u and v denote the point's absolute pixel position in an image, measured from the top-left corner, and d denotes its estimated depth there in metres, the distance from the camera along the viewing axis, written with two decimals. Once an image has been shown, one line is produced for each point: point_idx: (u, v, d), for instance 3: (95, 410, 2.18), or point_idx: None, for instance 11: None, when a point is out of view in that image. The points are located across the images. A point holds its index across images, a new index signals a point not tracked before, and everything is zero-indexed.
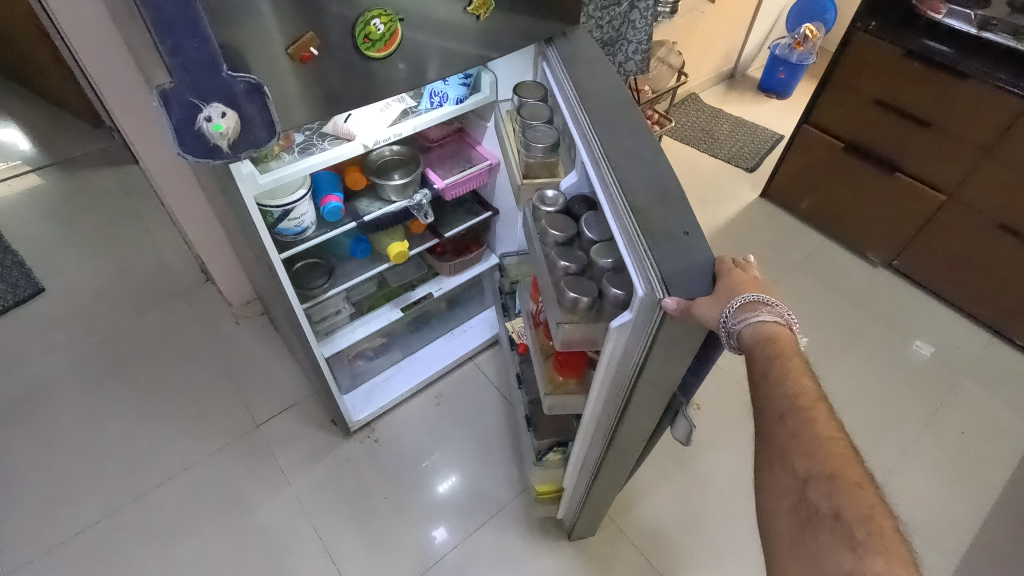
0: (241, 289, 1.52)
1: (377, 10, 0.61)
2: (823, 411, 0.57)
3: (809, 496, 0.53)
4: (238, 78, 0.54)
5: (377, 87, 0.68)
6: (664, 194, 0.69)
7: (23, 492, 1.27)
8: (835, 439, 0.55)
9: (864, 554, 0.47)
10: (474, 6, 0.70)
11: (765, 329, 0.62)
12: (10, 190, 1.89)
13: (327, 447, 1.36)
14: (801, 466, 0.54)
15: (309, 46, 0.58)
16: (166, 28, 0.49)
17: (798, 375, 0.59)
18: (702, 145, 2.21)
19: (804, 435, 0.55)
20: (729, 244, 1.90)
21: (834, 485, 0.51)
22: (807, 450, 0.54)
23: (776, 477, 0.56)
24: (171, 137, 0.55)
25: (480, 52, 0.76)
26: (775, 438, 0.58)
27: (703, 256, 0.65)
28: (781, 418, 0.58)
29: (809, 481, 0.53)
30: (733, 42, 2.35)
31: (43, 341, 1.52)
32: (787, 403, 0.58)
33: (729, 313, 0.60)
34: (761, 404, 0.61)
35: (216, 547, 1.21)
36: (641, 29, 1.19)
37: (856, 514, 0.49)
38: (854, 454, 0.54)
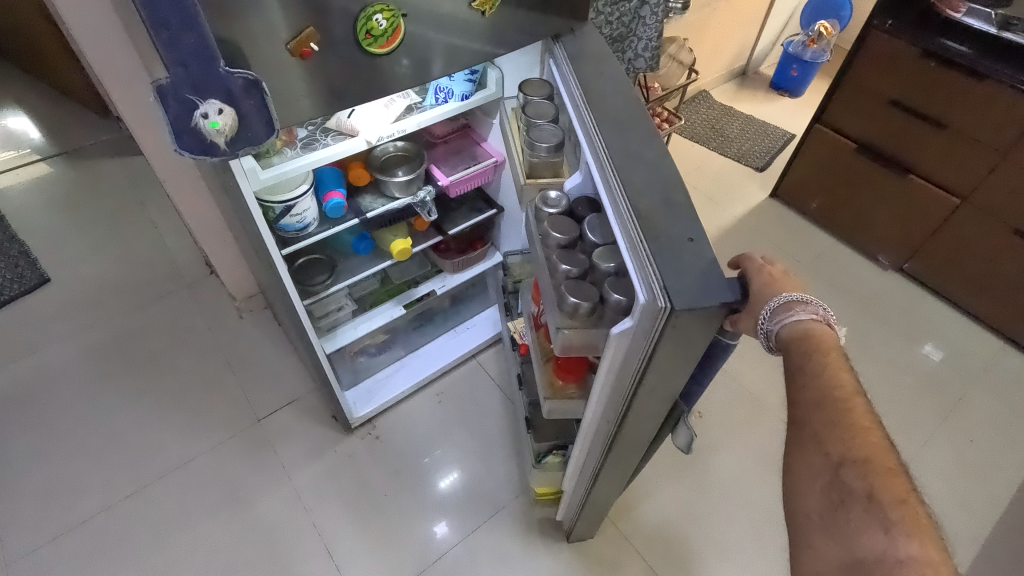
0: (245, 283, 1.51)
1: (379, 5, 0.59)
2: (860, 403, 0.60)
3: (842, 478, 0.56)
4: (235, 74, 0.53)
5: (380, 83, 0.66)
6: (669, 199, 0.67)
7: (27, 480, 1.28)
8: (870, 429, 0.58)
9: (898, 534, 0.50)
10: (480, 1, 0.68)
11: (804, 327, 0.65)
12: (16, 180, 1.89)
13: (328, 443, 1.35)
14: (836, 450, 0.57)
15: (310, 41, 0.57)
16: (162, 23, 0.48)
17: (837, 370, 0.62)
18: (712, 144, 2.19)
19: (840, 422, 0.58)
20: (737, 244, 1.87)
21: (869, 469, 0.55)
22: (843, 436, 0.58)
23: (807, 458, 0.59)
24: (168, 134, 0.54)
25: (486, 48, 0.74)
26: (809, 423, 0.61)
27: (711, 261, 0.62)
28: (816, 407, 0.61)
29: (843, 464, 0.56)
30: (745, 38, 2.32)
31: (48, 331, 1.53)
32: (823, 393, 0.61)
33: (766, 318, 0.66)
34: (794, 394, 0.64)
35: (216, 541, 1.22)
36: (651, 25, 1.17)
37: (892, 498, 0.52)
38: (887, 443, 0.57)
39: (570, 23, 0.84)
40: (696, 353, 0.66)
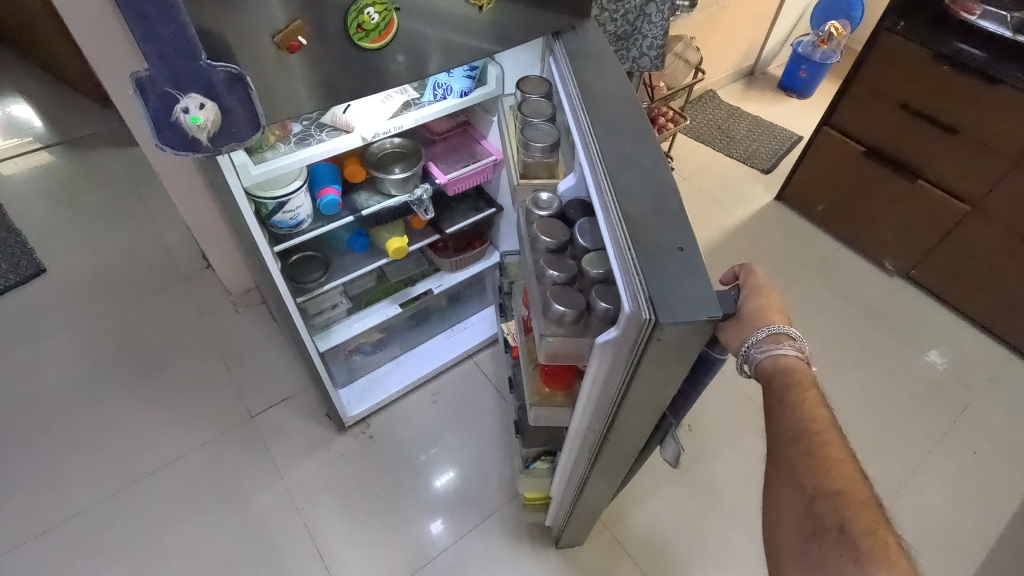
0: (241, 277, 1.50)
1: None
2: (834, 437, 0.62)
3: (815, 510, 0.58)
4: (217, 68, 0.50)
5: (373, 79, 0.64)
6: (661, 205, 0.65)
7: (18, 473, 1.27)
8: (843, 461, 0.60)
9: (867, 563, 0.52)
10: None
11: (786, 361, 0.67)
12: (15, 168, 1.88)
13: (321, 441, 1.34)
14: (810, 482, 0.59)
15: (298, 35, 0.54)
16: (139, 13, 0.46)
17: (813, 405, 0.64)
18: (718, 145, 2.16)
19: (814, 455, 0.60)
20: (741, 246, 1.85)
21: (840, 501, 0.57)
22: (816, 468, 0.60)
23: (785, 491, 0.61)
24: (149, 128, 0.52)
25: (485, 44, 0.72)
26: (785, 456, 0.63)
27: (698, 273, 0.60)
28: (793, 440, 0.63)
29: (816, 495, 0.58)
30: (754, 38, 2.28)
31: (43, 322, 1.51)
32: (799, 426, 0.63)
33: (751, 342, 0.68)
34: (771, 425, 0.66)
35: (203, 540, 1.20)
36: (657, 24, 1.14)
37: (861, 528, 0.54)
38: (860, 476, 0.59)
39: (570, 19, 0.82)
40: (685, 365, 0.64)
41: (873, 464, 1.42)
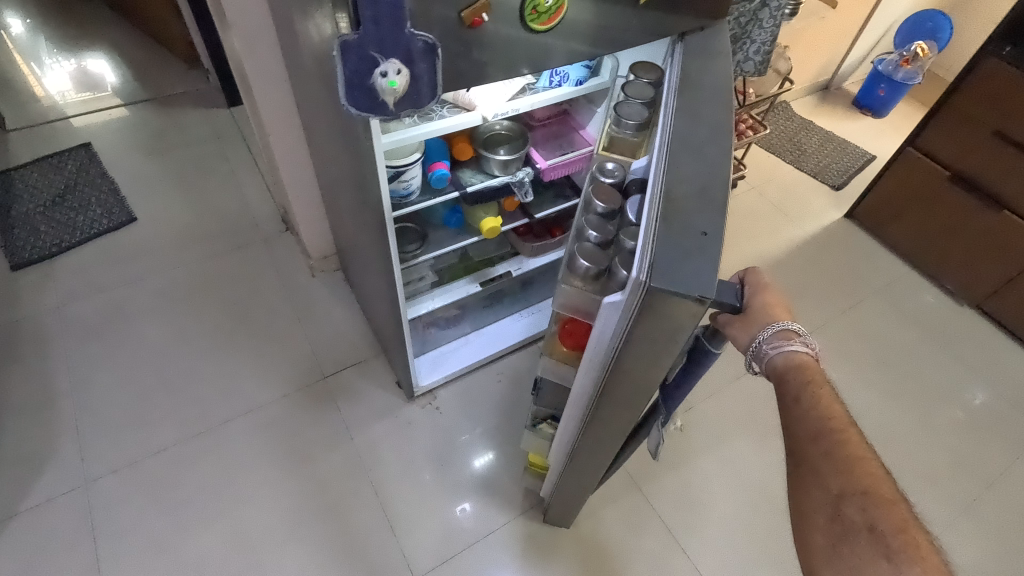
0: (323, 243, 1.55)
1: None
2: (854, 434, 0.62)
3: (843, 512, 0.57)
4: (418, 36, 0.54)
5: (533, 56, 0.67)
6: (704, 192, 0.63)
7: (106, 407, 1.34)
8: (865, 460, 0.60)
9: (900, 560, 0.53)
10: None
11: (798, 358, 0.68)
12: (112, 120, 1.96)
13: (390, 407, 1.39)
14: (835, 483, 0.59)
15: (482, 11, 0.57)
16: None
17: (829, 401, 0.65)
18: (789, 156, 2.14)
19: (837, 455, 0.60)
20: (808, 260, 1.83)
21: (868, 501, 0.57)
22: (843, 469, 0.59)
23: (808, 491, 0.61)
24: (342, 88, 0.55)
25: (629, 34, 0.74)
26: (809, 458, 0.62)
27: (700, 256, 0.58)
28: (814, 440, 0.62)
29: (844, 496, 0.58)
30: (835, 51, 2.25)
31: (133, 268, 1.59)
32: (820, 424, 0.63)
33: (764, 340, 0.68)
34: (787, 423, 0.66)
35: (276, 491, 1.26)
36: (767, 29, 1.15)
37: (892, 527, 0.55)
38: (883, 474, 0.59)
39: (698, 20, 0.83)
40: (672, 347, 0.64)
41: (929, 492, 1.41)
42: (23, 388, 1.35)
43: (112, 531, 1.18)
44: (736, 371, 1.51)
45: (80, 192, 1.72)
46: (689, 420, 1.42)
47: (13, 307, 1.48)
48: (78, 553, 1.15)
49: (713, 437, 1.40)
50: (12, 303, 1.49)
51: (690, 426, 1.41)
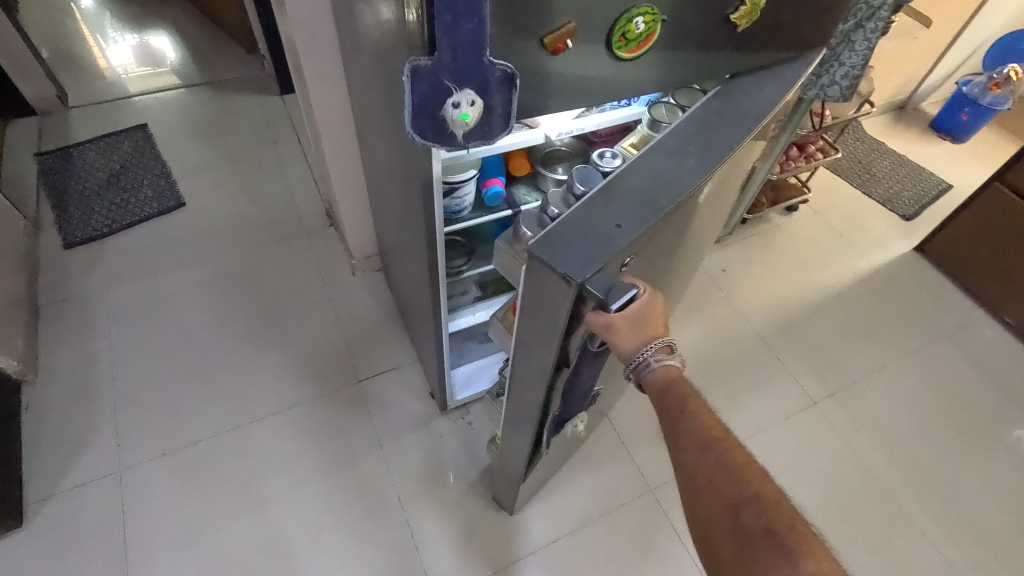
0: (365, 243, 1.52)
1: (644, 8, 0.54)
2: (733, 438, 0.58)
3: (741, 522, 0.53)
4: (497, 65, 0.49)
5: (616, 87, 0.61)
6: (649, 195, 0.58)
7: (144, 394, 1.35)
8: (749, 464, 0.56)
9: (797, 558, 0.49)
10: (740, 13, 0.62)
11: (663, 374, 0.61)
12: (168, 102, 1.98)
13: (421, 418, 1.36)
14: (729, 492, 0.54)
15: (566, 38, 0.51)
16: (449, 4, 0.44)
17: (705, 410, 0.60)
18: (858, 181, 2.01)
19: (726, 464, 0.56)
20: (870, 295, 1.71)
21: (762, 505, 0.53)
22: (734, 477, 0.55)
23: (705, 506, 0.56)
24: (407, 116, 0.51)
25: (720, 65, 0.68)
26: (700, 472, 0.56)
27: (596, 239, 0.55)
28: (702, 451, 0.57)
29: (739, 504, 0.53)
30: (916, 70, 2.10)
31: (179, 254, 1.60)
32: (704, 436, 0.58)
33: (647, 350, 0.59)
34: (672, 438, 0.60)
35: (302, 496, 1.24)
36: (858, 52, 1.05)
37: (783, 525, 0.51)
38: (765, 472, 0.56)
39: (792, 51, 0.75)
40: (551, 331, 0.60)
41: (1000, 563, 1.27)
42: (66, 367, 1.37)
43: (141, 520, 1.19)
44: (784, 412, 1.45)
45: (133, 174, 1.74)
46: None
47: (63, 285, 1.51)
48: (106, 539, 1.16)
49: None
50: (62, 281, 1.51)
51: None
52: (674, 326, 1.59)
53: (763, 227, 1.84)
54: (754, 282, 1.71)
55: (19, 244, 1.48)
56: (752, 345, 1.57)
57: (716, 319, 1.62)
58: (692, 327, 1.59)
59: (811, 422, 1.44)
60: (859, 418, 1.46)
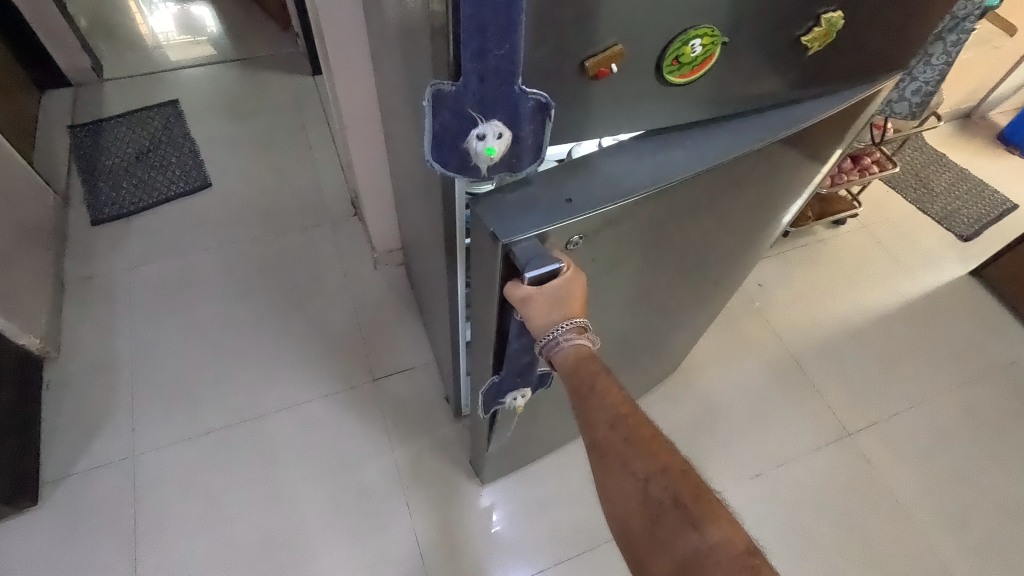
0: (388, 237, 1.49)
1: (703, 30, 0.49)
2: (641, 411, 0.54)
3: (650, 495, 0.49)
4: (529, 95, 0.47)
5: (659, 105, 0.55)
6: (615, 181, 0.59)
7: (161, 377, 1.35)
8: (657, 437, 0.52)
9: (705, 526, 0.46)
10: (812, 35, 0.57)
11: (579, 354, 0.58)
12: (201, 77, 1.95)
13: (435, 423, 1.33)
14: (638, 465, 0.50)
15: (611, 61, 0.47)
16: (479, 29, 0.42)
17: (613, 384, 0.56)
18: (912, 195, 1.88)
19: (635, 438, 0.52)
20: (918, 321, 1.60)
21: (669, 476, 0.49)
22: (642, 450, 0.51)
23: (614, 484, 0.51)
24: (428, 141, 0.50)
25: (778, 83, 0.61)
26: (610, 447, 0.52)
27: (541, 207, 0.57)
28: (612, 427, 0.53)
29: (649, 477, 0.49)
30: (989, 76, 1.93)
31: (203, 236, 1.59)
32: (612, 412, 0.54)
33: (557, 327, 0.58)
34: (582, 416, 0.56)
35: (311, 495, 1.23)
36: (934, 68, 0.97)
37: (691, 495, 0.48)
38: (672, 443, 0.52)
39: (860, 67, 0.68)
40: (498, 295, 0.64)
41: None
42: (88, 346, 1.38)
43: (153, 507, 1.19)
44: (815, 442, 1.37)
45: (163, 151, 1.73)
46: (753, 492, 1.30)
47: (89, 262, 1.51)
48: (119, 524, 1.17)
49: (775, 516, 1.27)
50: (87, 258, 1.52)
51: (753, 501, 1.29)
52: (705, 343, 1.52)
53: (805, 240, 1.74)
54: (792, 300, 1.62)
55: (48, 219, 1.49)
56: (786, 368, 1.49)
57: (750, 338, 1.53)
58: (723, 344, 1.52)
59: (844, 455, 1.36)
60: (897, 453, 1.37)
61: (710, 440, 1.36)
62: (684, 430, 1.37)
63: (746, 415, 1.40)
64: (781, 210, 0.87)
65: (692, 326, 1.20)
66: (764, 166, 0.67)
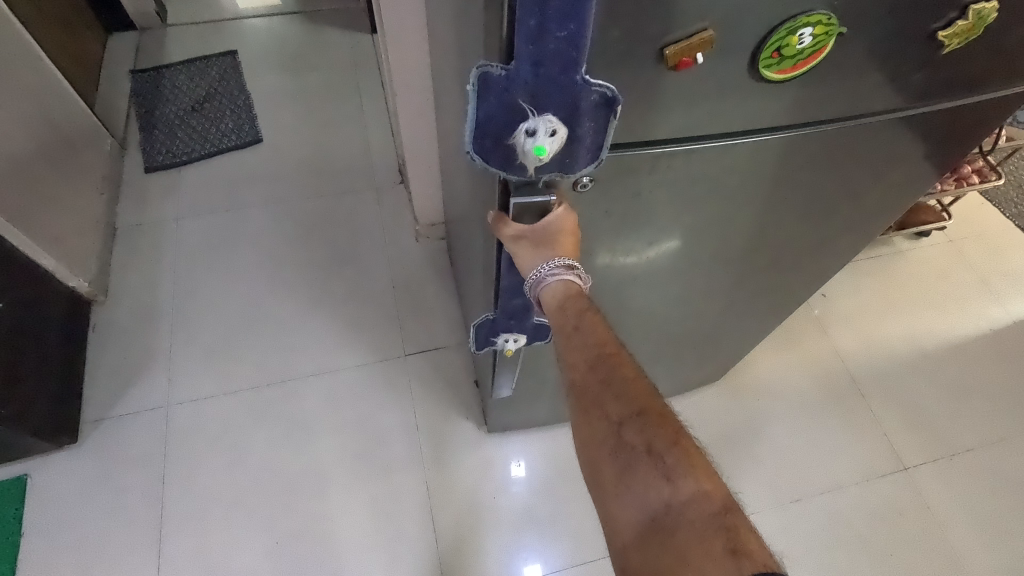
0: (431, 208, 1.44)
1: (816, 17, 0.46)
2: (625, 356, 0.54)
3: (623, 438, 0.48)
4: (593, 88, 0.42)
5: (724, 71, 0.49)
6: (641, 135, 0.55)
7: (198, 330, 1.37)
8: (638, 380, 0.52)
9: (678, 479, 0.45)
10: (947, 32, 0.52)
11: (568, 291, 0.58)
12: (260, 28, 1.92)
13: (462, 404, 1.30)
14: (614, 409, 0.50)
15: (697, 49, 0.45)
16: (538, 7, 0.37)
17: (599, 327, 0.56)
18: (1011, 210, 1.68)
19: (614, 381, 0.51)
20: (1000, 353, 1.44)
21: (645, 422, 0.48)
22: (619, 392, 0.51)
23: (589, 426, 0.51)
24: (469, 135, 0.45)
25: (874, 58, 0.52)
26: (589, 389, 0.52)
27: None
28: (592, 368, 0.53)
29: (623, 423, 0.49)
30: None
31: (250, 191, 1.58)
32: (593, 352, 0.54)
33: (544, 265, 0.58)
34: (565, 356, 0.56)
35: (332, 464, 1.23)
36: None
37: (667, 443, 0.47)
38: (655, 390, 0.51)
39: (985, 46, 0.56)
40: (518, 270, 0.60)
41: None
42: (133, 293, 1.41)
43: (181, 458, 1.21)
44: (866, 472, 1.27)
45: (218, 102, 1.73)
46: (790, 518, 1.22)
47: (140, 210, 1.54)
48: (149, 469, 1.20)
49: (813, 547, 1.19)
50: (139, 205, 1.54)
51: (792, 528, 1.21)
52: (757, 352, 1.41)
53: (880, 250, 1.59)
54: (858, 316, 1.48)
55: (104, 163, 1.51)
56: (843, 389, 1.37)
57: (806, 353, 1.42)
58: (776, 355, 1.41)
59: (897, 490, 1.25)
60: (961, 496, 1.25)
61: (751, 458, 1.28)
62: (724, 441, 1.29)
63: (791, 436, 1.31)
64: (847, 212, 0.79)
65: (743, 335, 1.11)
66: (824, 145, 0.63)
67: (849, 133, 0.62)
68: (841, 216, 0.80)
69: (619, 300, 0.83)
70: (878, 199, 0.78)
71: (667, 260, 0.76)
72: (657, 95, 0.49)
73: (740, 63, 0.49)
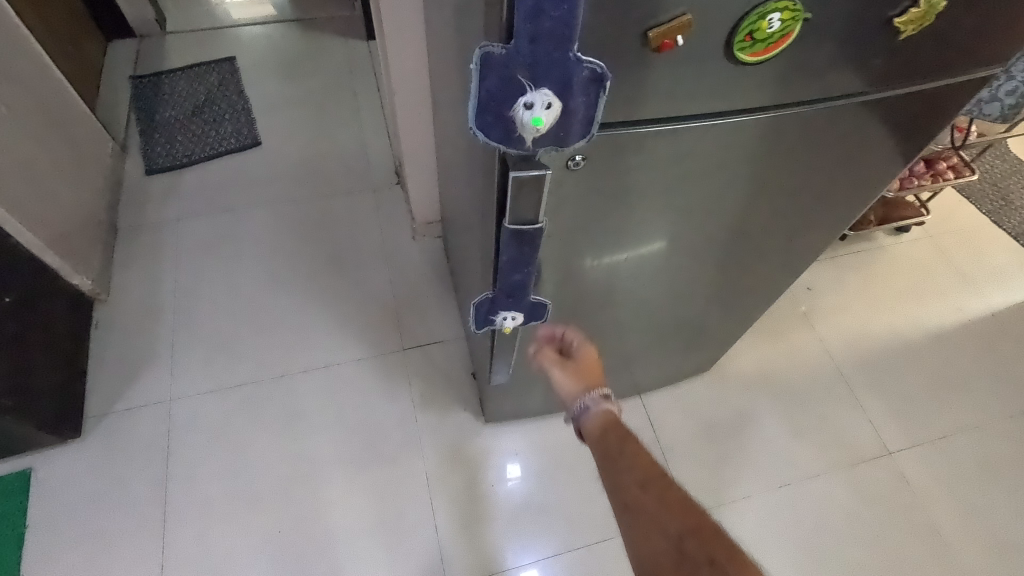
0: (427, 207, 1.47)
1: (783, 4, 0.51)
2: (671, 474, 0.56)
3: (685, 554, 0.50)
4: (585, 64, 0.46)
5: (701, 54, 0.53)
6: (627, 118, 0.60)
7: (199, 326, 1.39)
8: (687, 497, 0.54)
9: None
10: (903, 19, 0.56)
11: (607, 417, 0.69)
12: (258, 35, 1.97)
13: (459, 397, 1.33)
14: (672, 525, 0.52)
15: (676, 33, 0.50)
16: None
17: (643, 453, 0.60)
18: (987, 207, 1.74)
19: (665, 498, 0.54)
20: (978, 341, 1.49)
21: (703, 535, 0.50)
22: (674, 511, 0.53)
23: (646, 545, 0.53)
24: (472, 110, 0.49)
25: (839, 44, 0.57)
26: (644, 508, 0.54)
27: None
28: (643, 488, 0.56)
29: (684, 539, 0.51)
30: None
31: (250, 192, 1.62)
32: (642, 473, 0.57)
33: (587, 398, 0.71)
34: (615, 479, 0.59)
35: (333, 455, 1.25)
36: None
37: (730, 559, 0.48)
38: (704, 507, 0.54)
39: (943, 34, 0.61)
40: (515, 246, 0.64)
41: None
42: (134, 292, 1.43)
43: (183, 451, 1.23)
44: (852, 456, 1.31)
45: (217, 107, 1.76)
46: (779, 502, 1.25)
47: (141, 210, 1.56)
48: (152, 462, 1.22)
49: (801, 530, 1.22)
50: (140, 206, 1.57)
51: (781, 511, 1.24)
52: (745, 343, 1.46)
53: (862, 245, 1.65)
54: (842, 308, 1.53)
55: (106, 165, 1.54)
56: (828, 378, 1.42)
57: (792, 343, 1.46)
58: (764, 346, 1.46)
59: (882, 473, 1.29)
60: (943, 479, 1.29)
61: (739, 444, 1.32)
62: (715, 430, 1.33)
63: (779, 424, 1.35)
64: (825, 198, 0.83)
65: (731, 323, 1.15)
66: (800, 130, 0.68)
67: (822, 118, 0.67)
68: (819, 203, 0.84)
69: (612, 287, 0.86)
70: (852, 184, 0.83)
71: (657, 246, 0.80)
72: (641, 76, 0.53)
73: (716, 47, 0.53)
